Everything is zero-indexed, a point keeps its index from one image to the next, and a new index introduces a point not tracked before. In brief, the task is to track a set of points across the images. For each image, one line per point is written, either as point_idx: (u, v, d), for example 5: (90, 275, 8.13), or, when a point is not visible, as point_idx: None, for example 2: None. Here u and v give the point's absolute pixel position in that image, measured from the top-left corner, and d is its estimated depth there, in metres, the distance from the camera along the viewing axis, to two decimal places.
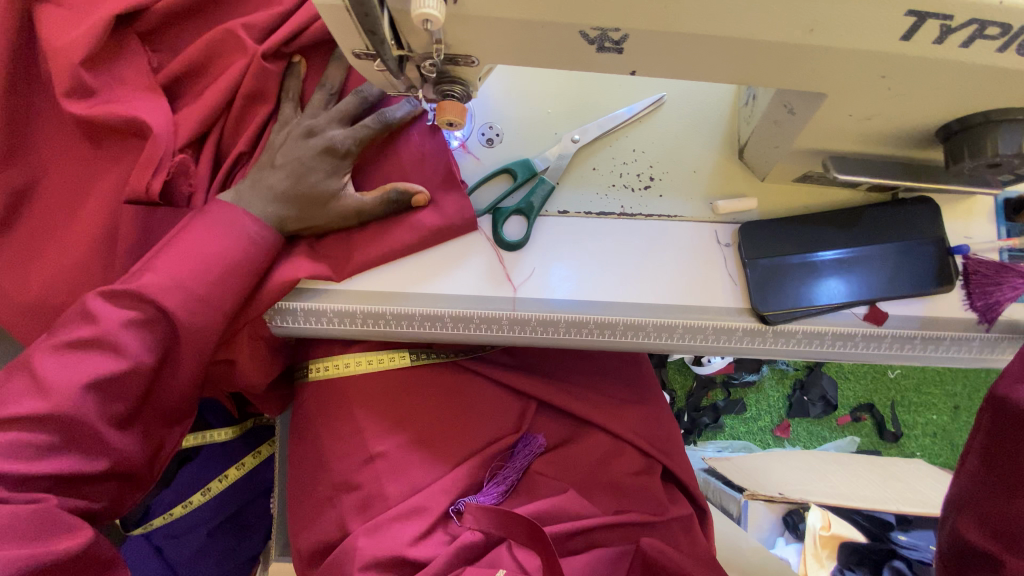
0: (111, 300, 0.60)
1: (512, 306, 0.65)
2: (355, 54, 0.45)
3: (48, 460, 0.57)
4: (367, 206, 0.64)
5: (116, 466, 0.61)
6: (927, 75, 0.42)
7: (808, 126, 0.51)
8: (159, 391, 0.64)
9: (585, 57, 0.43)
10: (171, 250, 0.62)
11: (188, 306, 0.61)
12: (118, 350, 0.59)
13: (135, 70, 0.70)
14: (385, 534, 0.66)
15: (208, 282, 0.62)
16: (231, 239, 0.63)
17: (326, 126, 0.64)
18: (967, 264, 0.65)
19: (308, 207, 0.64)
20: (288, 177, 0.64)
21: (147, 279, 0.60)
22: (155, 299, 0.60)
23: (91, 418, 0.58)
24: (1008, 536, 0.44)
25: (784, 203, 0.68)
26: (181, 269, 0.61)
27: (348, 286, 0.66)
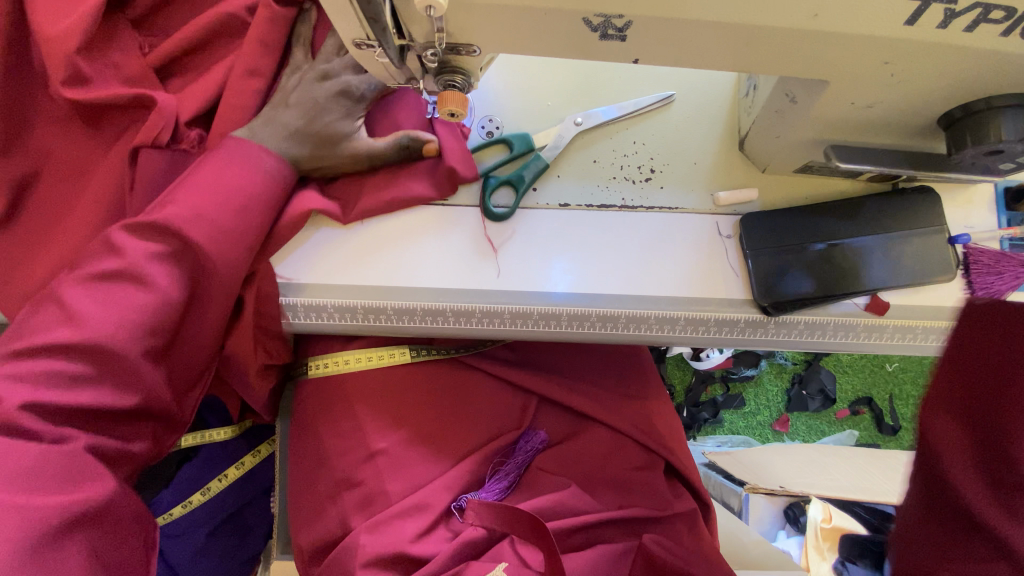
0: (137, 234, 0.59)
1: (513, 300, 0.65)
2: (355, 44, 0.45)
3: (82, 393, 0.56)
4: (380, 150, 0.66)
5: (147, 403, 0.60)
6: (931, 60, 0.41)
7: (811, 114, 0.51)
8: (188, 334, 0.63)
9: (587, 46, 0.43)
10: (191, 186, 0.61)
11: (215, 240, 0.60)
12: (146, 283, 0.58)
13: (132, 60, 0.69)
14: (386, 531, 0.66)
15: (232, 215, 0.61)
16: (255, 177, 0.62)
17: (342, 70, 0.64)
18: (967, 253, 0.65)
19: (321, 147, 0.65)
20: (303, 117, 0.64)
21: (170, 212, 0.59)
22: (181, 231, 0.59)
23: (120, 349, 0.57)
24: None
25: (784, 195, 0.68)
26: (203, 202, 0.60)
27: (348, 282, 0.65)
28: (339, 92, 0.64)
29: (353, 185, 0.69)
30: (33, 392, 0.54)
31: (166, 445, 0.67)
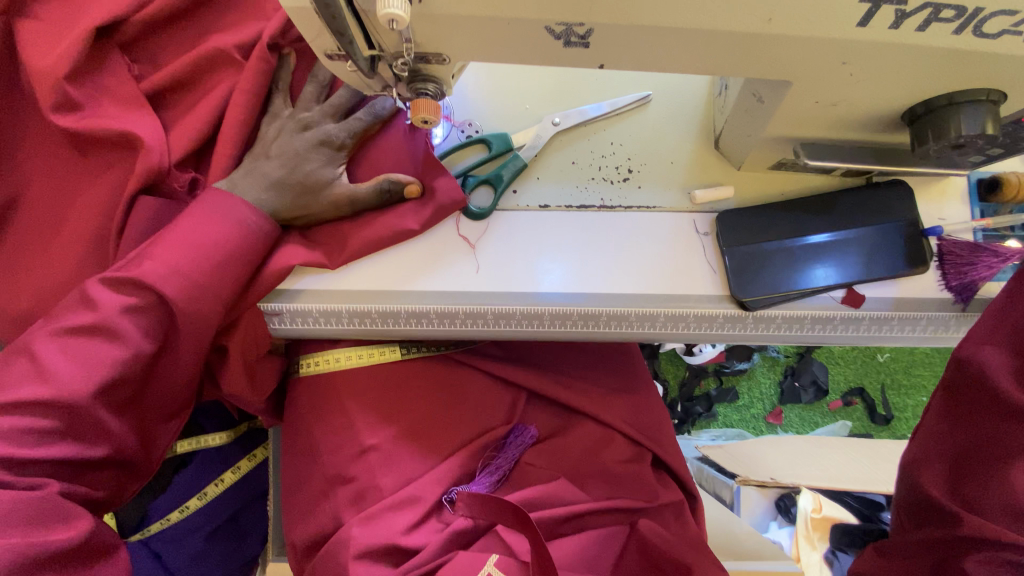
0: (112, 287, 0.61)
1: (496, 301, 0.65)
2: (327, 55, 0.46)
3: (51, 445, 0.58)
4: (361, 194, 0.65)
5: (115, 453, 0.63)
6: (885, 60, 0.43)
7: (777, 113, 0.52)
8: (158, 381, 0.66)
9: (552, 53, 0.44)
10: (167, 239, 0.62)
11: (188, 294, 0.61)
12: (118, 337, 0.60)
13: (118, 77, 0.70)
14: (378, 523, 0.67)
15: (209, 270, 0.62)
16: (232, 230, 0.63)
17: (322, 119, 0.67)
18: (941, 245, 0.66)
19: (302, 195, 0.65)
20: (284, 166, 0.65)
21: (146, 267, 0.61)
22: (155, 286, 0.60)
23: (91, 406, 0.59)
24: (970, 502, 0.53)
25: (760, 191, 0.69)
26: (178, 257, 0.61)
27: (331, 286, 0.66)
28: (318, 142, 0.66)
29: None
30: (3, 446, 0.56)
31: (133, 486, 0.69)
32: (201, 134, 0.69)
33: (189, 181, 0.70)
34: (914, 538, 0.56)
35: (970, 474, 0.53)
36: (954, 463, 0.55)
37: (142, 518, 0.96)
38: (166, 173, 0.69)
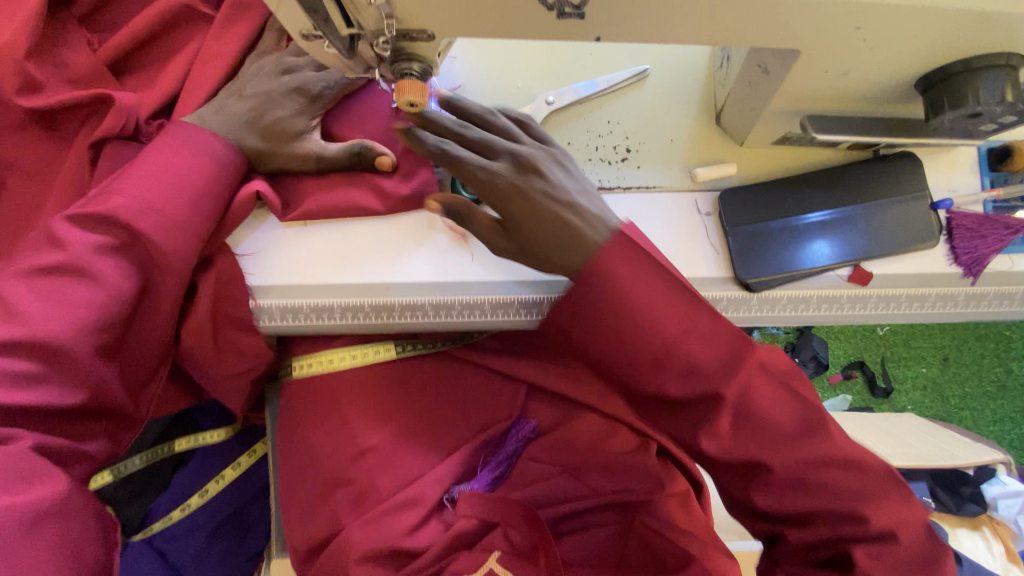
0: (82, 224, 0.59)
1: (481, 288, 0.64)
2: (302, 35, 0.42)
3: (28, 390, 0.55)
4: (330, 153, 0.65)
5: (98, 400, 0.60)
6: (901, 23, 0.40)
7: (783, 85, 0.49)
8: (140, 327, 0.62)
9: (544, 27, 0.41)
10: (136, 171, 0.61)
11: (161, 229, 0.59)
12: (92, 277, 0.57)
13: (84, 62, 0.67)
14: (380, 524, 0.68)
15: (183, 205, 0.61)
16: (204, 165, 0.62)
17: (302, 66, 0.65)
18: (950, 218, 0.64)
19: (269, 140, 0.65)
20: (253, 108, 0.65)
21: (115, 201, 0.59)
22: (127, 222, 0.58)
23: (67, 346, 0.56)
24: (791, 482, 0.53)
25: (764, 167, 0.66)
26: (149, 190, 0.60)
27: (319, 281, 0.64)
28: (296, 90, 0.65)
29: (319, 181, 0.67)
30: None
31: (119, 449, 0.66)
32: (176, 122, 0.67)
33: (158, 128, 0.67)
34: (819, 553, 0.54)
35: (797, 486, 0.53)
36: (799, 479, 0.52)
37: (145, 517, 0.96)
38: (137, 133, 0.67)
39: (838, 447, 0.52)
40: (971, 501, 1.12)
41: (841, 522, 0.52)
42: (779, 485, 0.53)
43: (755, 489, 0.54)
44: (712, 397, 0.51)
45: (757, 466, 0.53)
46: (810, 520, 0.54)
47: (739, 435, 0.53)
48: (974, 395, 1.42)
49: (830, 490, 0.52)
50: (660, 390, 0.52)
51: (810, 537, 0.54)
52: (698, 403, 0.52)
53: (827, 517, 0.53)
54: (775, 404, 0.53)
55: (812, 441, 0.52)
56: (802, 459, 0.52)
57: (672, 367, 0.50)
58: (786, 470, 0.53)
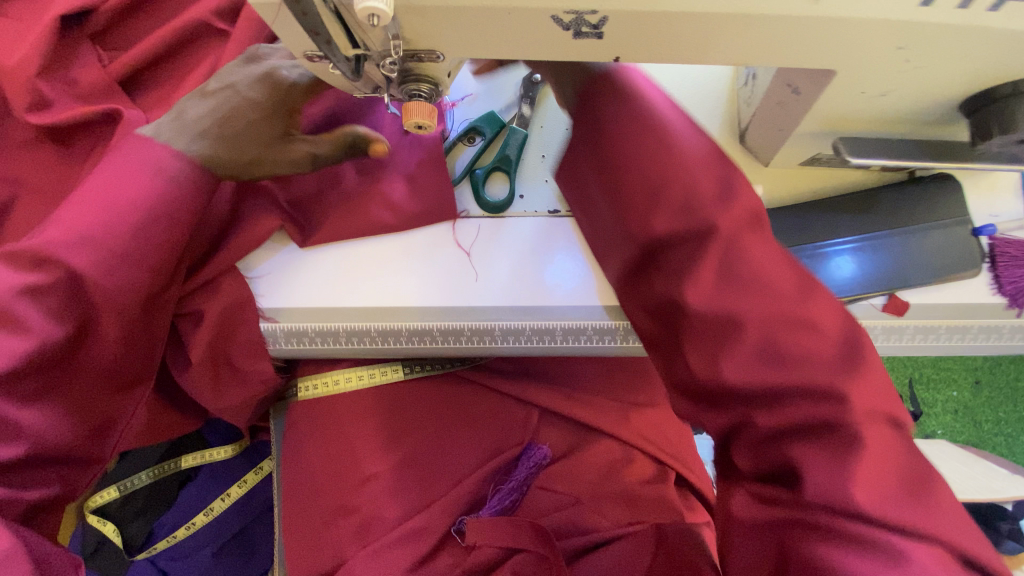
0: (14, 263, 0.51)
1: (432, 292, 0.61)
2: (307, 56, 0.40)
3: None
4: (323, 150, 0.59)
5: (38, 446, 0.52)
6: (949, 43, 0.37)
7: (814, 107, 0.46)
8: (84, 362, 0.54)
9: (561, 49, 0.39)
10: (79, 201, 0.53)
11: (101, 266, 0.51)
12: (17, 320, 0.49)
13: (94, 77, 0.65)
14: (384, 557, 0.66)
15: (124, 234, 0.52)
16: (155, 184, 0.53)
17: (270, 58, 0.57)
18: (993, 245, 0.60)
19: (249, 144, 0.57)
20: (220, 110, 0.56)
21: (52, 235, 0.51)
22: (59, 256, 0.50)
23: None
24: (771, 355, 0.40)
25: (792, 188, 0.62)
26: (87, 220, 0.51)
27: (334, 306, 0.61)
28: (265, 79, 0.56)
29: (328, 203, 0.65)
30: None
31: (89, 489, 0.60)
32: None
33: None
34: (772, 460, 0.42)
35: (767, 356, 0.40)
36: (766, 345, 0.40)
37: (150, 535, 0.97)
38: None
39: (818, 306, 0.41)
40: (1009, 537, 1.05)
41: (814, 404, 0.40)
42: (747, 354, 0.40)
43: (722, 357, 0.41)
44: (710, 233, 0.40)
45: (731, 325, 0.41)
46: (780, 412, 0.41)
47: (723, 287, 0.41)
48: (1009, 420, 1.36)
49: (810, 368, 0.40)
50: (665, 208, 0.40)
51: (773, 425, 0.41)
52: (684, 244, 0.41)
53: (809, 398, 0.40)
54: (778, 269, 0.41)
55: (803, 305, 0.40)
56: (773, 311, 0.40)
57: (669, 196, 0.40)
58: (760, 327, 0.40)
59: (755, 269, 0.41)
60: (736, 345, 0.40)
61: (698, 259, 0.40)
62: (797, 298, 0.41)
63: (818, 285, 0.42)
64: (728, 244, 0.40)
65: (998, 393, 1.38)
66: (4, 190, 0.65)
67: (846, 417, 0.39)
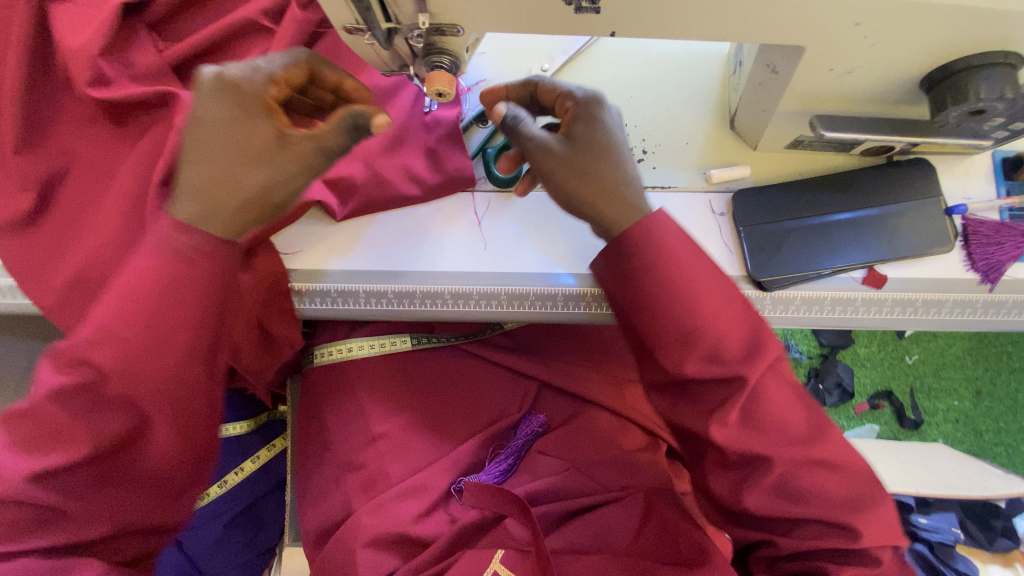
0: (54, 360, 0.47)
1: (443, 258, 0.68)
2: (346, 29, 0.47)
3: (38, 532, 0.49)
4: (329, 140, 0.47)
5: (119, 525, 0.51)
6: (901, 19, 0.42)
7: (790, 84, 0.52)
8: (141, 448, 0.49)
9: (564, 23, 0.45)
10: (111, 283, 0.47)
11: (119, 362, 0.46)
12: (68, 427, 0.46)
13: (145, 55, 0.68)
14: (388, 510, 0.71)
15: (144, 323, 0.46)
16: (165, 261, 0.46)
17: (228, 77, 0.47)
18: (966, 225, 0.64)
19: (251, 172, 0.47)
20: (208, 159, 0.47)
21: (79, 335, 0.46)
22: (88, 360, 0.46)
23: (53, 492, 0.48)
24: (786, 491, 0.52)
25: (779, 171, 0.68)
26: (108, 313, 0.46)
27: (357, 266, 0.68)
28: (214, 87, 0.47)
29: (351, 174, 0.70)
30: None
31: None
32: None
33: None
34: (796, 566, 0.55)
35: (785, 490, 0.52)
36: (780, 482, 0.52)
37: None
38: None
39: (840, 451, 0.53)
40: (1003, 535, 1.06)
41: (830, 532, 0.53)
42: (766, 489, 0.52)
43: (746, 490, 0.52)
44: (737, 382, 0.50)
45: (759, 464, 0.51)
46: (795, 530, 0.54)
47: (749, 432, 0.51)
48: (1009, 431, 1.37)
49: (825, 498, 0.52)
50: (704, 363, 0.50)
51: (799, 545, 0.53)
52: (718, 387, 0.51)
53: (825, 525, 0.53)
54: (790, 410, 0.51)
55: (810, 448, 0.51)
56: (798, 458, 0.51)
57: (697, 349, 0.49)
58: (784, 469, 0.51)
59: (779, 426, 0.51)
60: (762, 481, 0.51)
61: (732, 405, 0.50)
62: (813, 445, 0.52)
63: (835, 435, 0.53)
64: (756, 399, 0.51)
65: (1003, 406, 1.38)
66: (51, 160, 0.68)
67: (857, 544, 0.52)
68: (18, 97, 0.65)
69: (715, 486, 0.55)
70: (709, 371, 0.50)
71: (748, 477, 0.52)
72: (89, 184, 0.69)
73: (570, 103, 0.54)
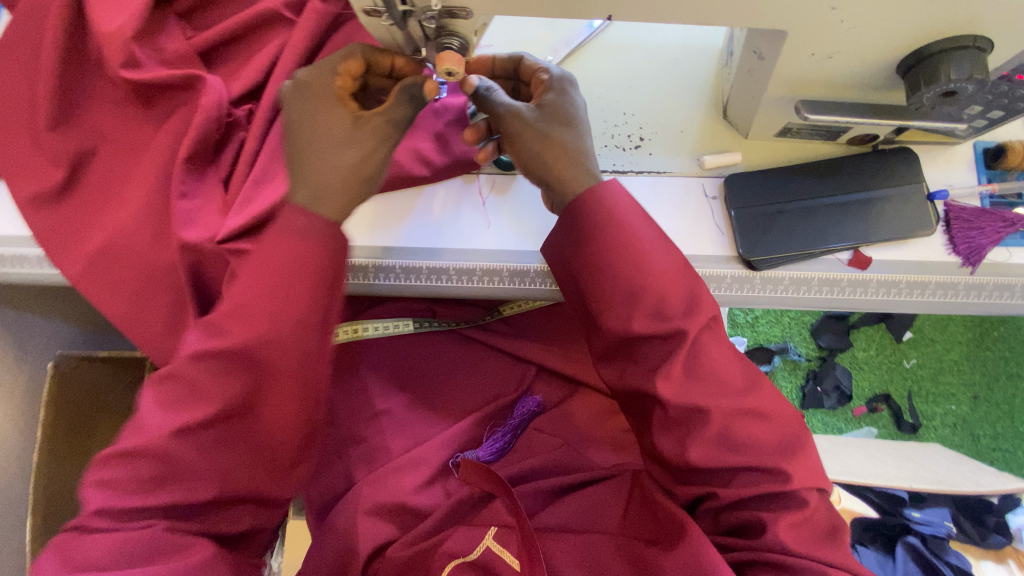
0: (206, 333, 0.54)
1: (461, 240, 0.71)
2: (363, 11, 0.51)
3: (168, 487, 0.56)
4: (394, 111, 0.55)
5: (230, 488, 0.57)
6: (875, 3, 0.46)
7: (775, 69, 0.56)
8: (265, 417, 0.56)
9: (565, 5, 0.50)
10: (249, 267, 0.55)
11: (256, 331, 0.54)
12: (210, 391, 0.54)
13: (174, 40, 0.73)
14: (388, 481, 0.73)
15: (275, 298, 0.54)
16: (297, 244, 0.54)
17: (307, 81, 0.56)
18: (948, 211, 0.67)
19: (339, 148, 0.54)
20: (305, 146, 0.55)
21: (225, 306, 0.54)
22: (233, 326, 0.54)
23: (186, 451, 0.55)
24: (724, 442, 0.58)
25: (769, 158, 0.71)
26: (245, 288, 0.54)
27: (425, 253, 0.71)
28: (297, 91, 0.57)
29: None
30: (122, 492, 0.55)
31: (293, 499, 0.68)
32: (243, 94, 0.74)
33: (245, 112, 0.74)
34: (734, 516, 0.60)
35: (730, 447, 0.58)
36: (722, 435, 0.58)
37: None
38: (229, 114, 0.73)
39: (770, 402, 0.59)
40: (995, 531, 1.07)
41: (764, 478, 0.58)
42: (709, 442, 0.57)
43: (691, 441, 0.58)
44: (677, 337, 0.57)
45: (698, 415, 0.57)
46: (736, 479, 0.59)
47: (689, 383, 0.57)
48: (1006, 435, 1.37)
49: (759, 451, 0.58)
50: (651, 325, 0.57)
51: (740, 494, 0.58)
52: (662, 346, 0.57)
53: (761, 473, 0.58)
54: (727, 366, 0.58)
55: (745, 398, 0.58)
56: (733, 408, 0.58)
57: (642, 306, 0.56)
58: (721, 420, 0.57)
59: (714, 380, 0.58)
60: (704, 433, 0.57)
61: (673, 358, 0.57)
62: (745, 394, 0.58)
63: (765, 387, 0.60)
64: (693, 357, 0.58)
65: (1001, 411, 1.38)
66: (82, 137, 0.72)
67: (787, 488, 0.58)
68: (55, 79, 0.70)
69: (706, 453, 0.57)
70: (654, 332, 0.57)
71: (692, 431, 0.58)
72: (117, 163, 0.73)
73: (544, 78, 0.59)
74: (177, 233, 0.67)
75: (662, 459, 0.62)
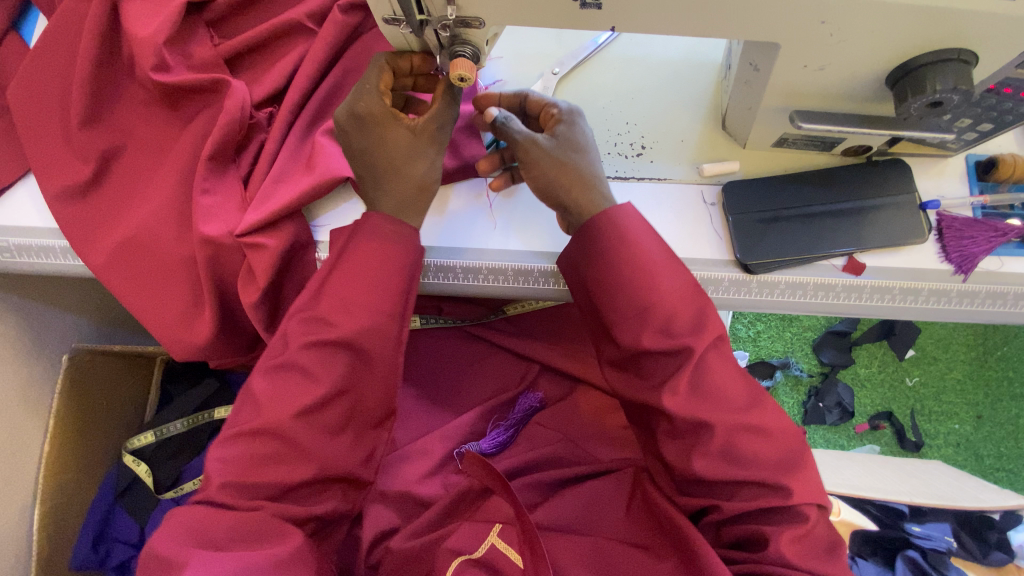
0: (308, 321, 0.61)
1: (478, 243, 0.74)
2: (384, 19, 0.55)
3: (276, 467, 0.58)
4: (444, 112, 0.62)
5: (329, 469, 0.60)
6: (861, 18, 0.50)
7: (771, 80, 0.59)
8: (360, 394, 0.62)
9: (571, 16, 0.53)
10: (348, 261, 0.62)
11: (352, 312, 0.61)
12: (313, 369, 0.60)
13: (202, 47, 0.77)
14: (394, 471, 0.76)
15: (374, 284, 0.61)
16: (395, 237, 0.62)
17: (360, 107, 0.62)
18: (940, 220, 0.70)
19: (410, 156, 0.62)
20: (382, 164, 0.62)
21: (330, 295, 0.61)
22: (333, 310, 0.61)
23: (295, 428, 0.59)
24: (730, 455, 0.58)
25: (767, 167, 0.74)
26: (343, 278, 0.61)
27: (463, 256, 0.73)
28: (355, 121, 0.62)
29: None
30: (229, 473, 0.58)
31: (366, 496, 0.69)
32: (265, 98, 0.78)
33: (267, 115, 0.78)
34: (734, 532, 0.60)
35: (732, 453, 0.59)
36: (728, 451, 0.59)
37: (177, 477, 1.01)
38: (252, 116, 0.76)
39: (771, 420, 0.60)
40: (998, 548, 1.05)
41: (764, 491, 0.58)
42: (715, 453, 0.58)
43: (695, 454, 0.59)
44: (683, 353, 0.59)
45: (703, 428, 0.59)
46: (736, 490, 0.59)
47: (694, 398, 0.59)
48: (1010, 456, 1.36)
49: (758, 464, 0.58)
50: (661, 342, 0.59)
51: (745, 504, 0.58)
52: (669, 361, 0.59)
53: (762, 487, 0.58)
54: (734, 386, 0.60)
55: (748, 414, 0.59)
56: (737, 423, 0.59)
57: (651, 323, 0.59)
58: (724, 438, 0.58)
59: (715, 391, 0.59)
60: (708, 448, 0.59)
61: (679, 373, 0.58)
62: (750, 411, 0.60)
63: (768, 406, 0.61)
64: (698, 368, 0.59)
65: (1005, 432, 1.37)
66: (111, 135, 0.76)
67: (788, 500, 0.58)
68: (89, 80, 0.74)
69: (703, 449, 0.59)
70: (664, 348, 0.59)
71: (698, 440, 0.59)
72: (144, 160, 0.76)
73: (555, 110, 0.63)
74: (198, 226, 0.70)
75: (670, 468, 0.63)
